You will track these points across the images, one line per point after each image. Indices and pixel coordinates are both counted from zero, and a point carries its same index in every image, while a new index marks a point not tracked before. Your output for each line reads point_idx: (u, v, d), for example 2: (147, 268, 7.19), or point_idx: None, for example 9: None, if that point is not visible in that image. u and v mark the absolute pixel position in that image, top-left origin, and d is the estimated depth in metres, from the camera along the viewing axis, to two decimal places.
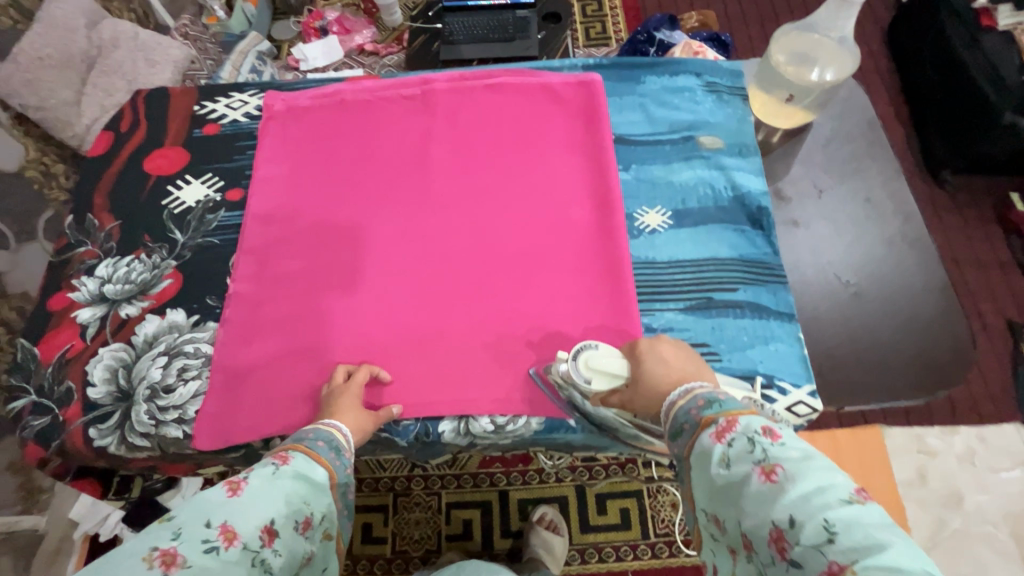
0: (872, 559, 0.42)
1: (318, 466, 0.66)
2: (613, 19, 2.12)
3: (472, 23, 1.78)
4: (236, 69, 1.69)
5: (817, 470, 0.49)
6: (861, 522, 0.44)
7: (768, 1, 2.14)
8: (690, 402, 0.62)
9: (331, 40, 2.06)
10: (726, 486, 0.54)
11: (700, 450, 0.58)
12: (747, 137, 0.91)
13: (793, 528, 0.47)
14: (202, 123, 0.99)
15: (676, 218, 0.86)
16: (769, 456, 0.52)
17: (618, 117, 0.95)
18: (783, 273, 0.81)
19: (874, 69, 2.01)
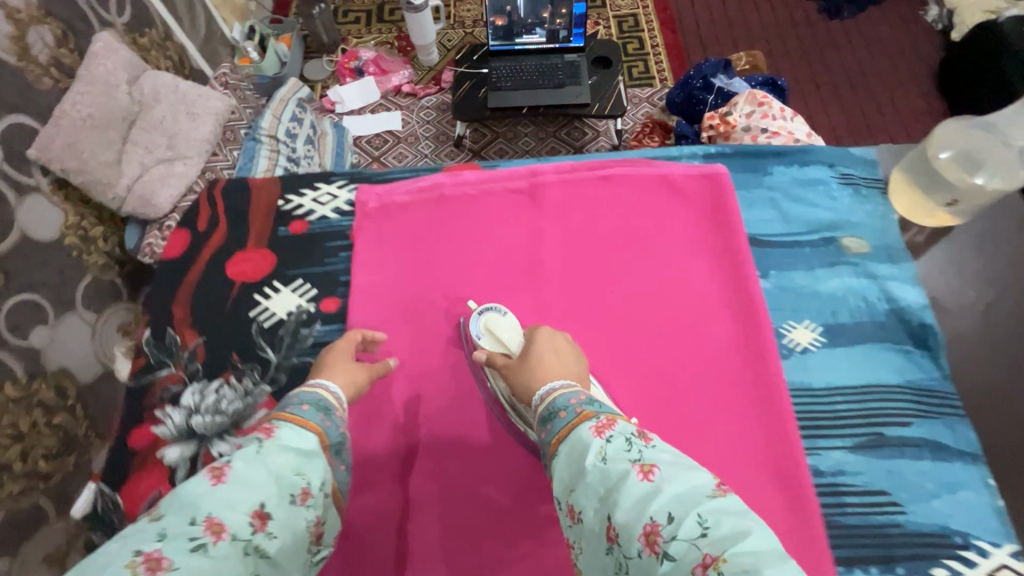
0: (738, 546, 0.50)
1: (307, 431, 0.70)
2: (656, 58, 2.07)
3: (520, 68, 1.72)
4: (276, 118, 1.63)
5: (681, 470, 0.58)
6: (725, 512, 0.53)
7: (813, 39, 2.10)
8: (573, 399, 0.71)
9: (367, 82, 2.00)
10: (597, 482, 0.60)
11: (581, 440, 0.64)
12: (891, 238, 1.07)
13: (671, 524, 0.53)
14: (289, 221, 1.06)
15: (830, 335, 0.96)
16: (644, 456, 0.60)
17: (753, 216, 1.08)
18: (958, 404, 0.90)
19: (926, 109, 1.96)
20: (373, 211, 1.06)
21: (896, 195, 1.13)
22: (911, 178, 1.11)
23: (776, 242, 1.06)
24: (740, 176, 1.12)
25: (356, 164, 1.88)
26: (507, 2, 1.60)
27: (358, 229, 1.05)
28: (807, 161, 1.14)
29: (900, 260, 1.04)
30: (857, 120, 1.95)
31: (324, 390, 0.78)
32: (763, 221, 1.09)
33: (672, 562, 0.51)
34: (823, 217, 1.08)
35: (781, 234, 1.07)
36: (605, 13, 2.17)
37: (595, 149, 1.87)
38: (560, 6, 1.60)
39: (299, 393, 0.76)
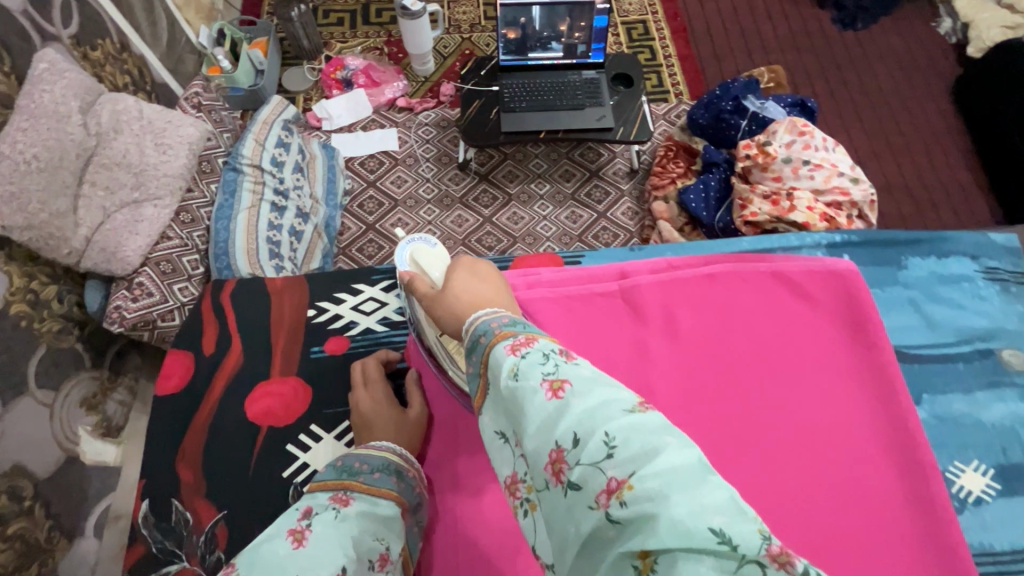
0: (648, 468, 0.38)
1: (380, 499, 0.61)
2: (669, 70, 1.94)
3: (533, 87, 1.57)
4: (260, 144, 1.44)
5: (602, 382, 0.43)
6: (641, 429, 0.39)
7: (828, 52, 2.02)
8: (493, 319, 0.52)
9: (357, 96, 1.80)
10: (507, 402, 0.45)
11: (491, 367, 0.48)
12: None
13: (575, 448, 0.40)
14: (325, 338, 0.89)
15: (1004, 478, 0.80)
16: (560, 369, 0.44)
17: (891, 321, 0.93)
18: None
19: (946, 129, 1.90)
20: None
21: None
22: None
23: (922, 355, 0.90)
24: (871, 271, 0.96)
25: (349, 191, 1.68)
26: (521, 14, 1.44)
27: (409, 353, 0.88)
28: (944, 252, 1.00)
29: None
30: (879, 140, 1.87)
31: (393, 453, 0.68)
32: (902, 327, 0.92)
33: (577, 490, 0.40)
34: (971, 324, 0.92)
35: (923, 344, 0.91)
36: (613, 19, 2.02)
37: (613, 173, 1.73)
38: (579, 19, 1.46)
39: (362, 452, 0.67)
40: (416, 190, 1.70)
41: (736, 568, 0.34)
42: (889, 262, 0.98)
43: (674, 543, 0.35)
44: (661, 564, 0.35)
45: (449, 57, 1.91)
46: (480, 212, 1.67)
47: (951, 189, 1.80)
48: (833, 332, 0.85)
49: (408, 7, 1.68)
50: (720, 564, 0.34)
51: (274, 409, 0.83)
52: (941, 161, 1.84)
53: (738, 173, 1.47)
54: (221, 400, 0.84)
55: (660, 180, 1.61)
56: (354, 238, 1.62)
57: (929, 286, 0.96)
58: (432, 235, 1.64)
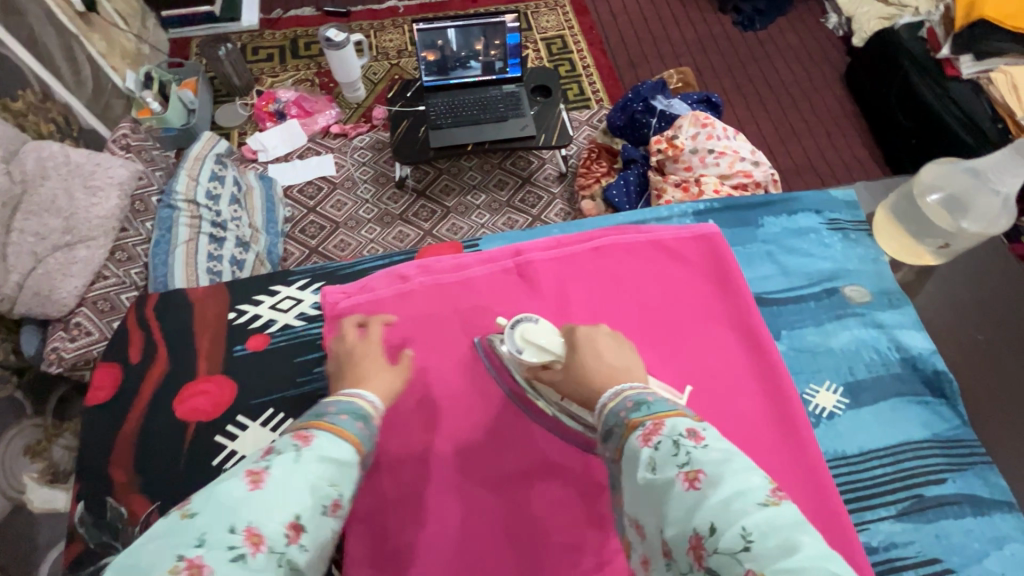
0: (785, 564, 0.42)
1: (343, 444, 0.57)
2: (589, 79, 2.07)
3: (458, 104, 1.66)
4: (193, 179, 1.48)
5: (733, 471, 0.49)
6: (776, 525, 0.44)
7: (731, 51, 2.19)
8: (619, 405, 0.59)
9: (291, 126, 1.86)
10: (648, 494, 0.51)
11: (627, 453, 0.54)
12: (887, 281, 1.03)
13: (712, 536, 0.45)
14: (247, 336, 0.93)
15: (851, 393, 0.91)
16: (693, 459, 0.50)
17: (752, 271, 1.03)
18: (982, 453, 0.88)
19: (841, 112, 2.09)
20: (342, 311, 0.91)
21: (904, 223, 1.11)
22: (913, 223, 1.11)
23: (777, 298, 1.00)
24: (729, 230, 1.07)
25: (290, 218, 1.72)
26: (438, 37, 1.54)
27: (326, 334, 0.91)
28: (792, 209, 1.10)
29: (900, 305, 1.00)
30: (785, 127, 2.04)
31: (367, 401, 0.64)
32: (761, 276, 1.03)
33: None
34: (821, 266, 1.04)
35: (782, 288, 1.02)
36: (532, 36, 2.15)
37: (544, 178, 1.83)
38: (493, 38, 1.57)
39: (339, 398, 0.63)
40: (355, 212, 1.75)
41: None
42: (743, 218, 1.09)
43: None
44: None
45: (379, 83, 1.99)
46: (420, 226, 1.74)
47: (852, 164, 1.98)
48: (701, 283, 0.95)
49: (332, 39, 1.75)
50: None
51: (204, 406, 0.86)
52: (840, 140, 2.02)
53: (654, 166, 1.59)
54: (150, 407, 0.87)
55: (586, 180, 1.72)
56: (298, 262, 1.66)
57: (783, 237, 1.07)
58: (376, 252, 1.69)
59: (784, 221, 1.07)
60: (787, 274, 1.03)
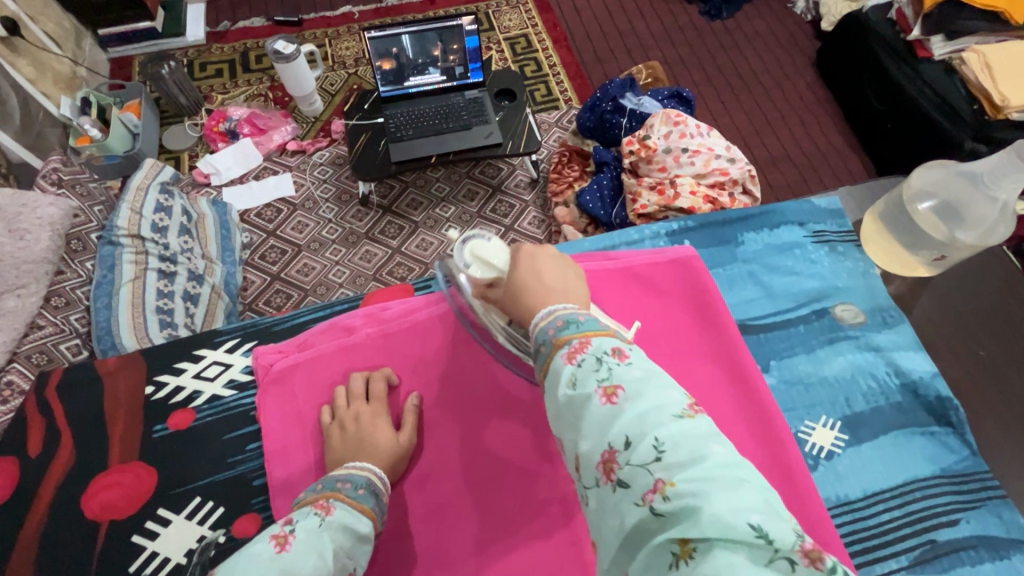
0: (690, 472, 0.43)
1: (362, 516, 0.61)
2: (556, 78, 1.99)
3: (419, 113, 1.57)
4: (136, 211, 1.37)
5: (652, 389, 0.49)
6: (688, 437, 0.45)
7: (700, 42, 2.14)
8: (548, 324, 0.57)
9: (244, 146, 1.76)
10: (567, 410, 0.51)
11: (550, 371, 0.53)
12: (879, 296, 0.97)
13: (626, 450, 0.46)
14: (168, 415, 0.86)
15: (850, 428, 0.86)
16: (613, 375, 0.50)
17: (738, 297, 0.97)
18: (993, 486, 0.83)
19: (814, 99, 2.04)
20: (279, 374, 0.86)
21: (896, 232, 1.05)
22: (904, 233, 1.04)
23: (766, 326, 0.94)
24: (709, 251, 1.01)
25: (248, 244, 1.62)
26: (392, 44, 1.45)
27: (261, 399, 0.85)
28: (774, 222, 1.05)
29: (896, 324, 0.94)
30: (758, 117, 1.99)
31: (375, 473, 0.67)
32: (747, 301, 0.97)
33: (627, 488, 0.45)
34: (809, 286, 0.98)
35: (769, 314, 0.96)
36: (495, 37, 2.07)
37: (515, 185, 1.75)
38: (451, 42, 1.48)
39: (344, 469, 0.66)
40: (318, 233, 1.66)
41: (769, 558, 0.38)
42: (726, 237, 1.03)
43: (714, 533, 0.39)
44: (701, 551, 0.40)
45: (337, 94, 1.90)
46: (388, 244, 1.65)
47: (828, 152, 1.93)
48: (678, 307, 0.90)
49: (281, 51, 1.65)
50: (754, 553, 0.39)
51: (116, 500, 0.80)
52: (815, 128, 1.98)
53: (627, 168, 1.53)
54: None
55: (558, 186, 1.65)
56: (259, 292, 1.56)
57: (768, 255, 1.01)
58: (342, 275, 1.60)
59: (766, 239, 1.01)
60: (776, 298, 0.97)
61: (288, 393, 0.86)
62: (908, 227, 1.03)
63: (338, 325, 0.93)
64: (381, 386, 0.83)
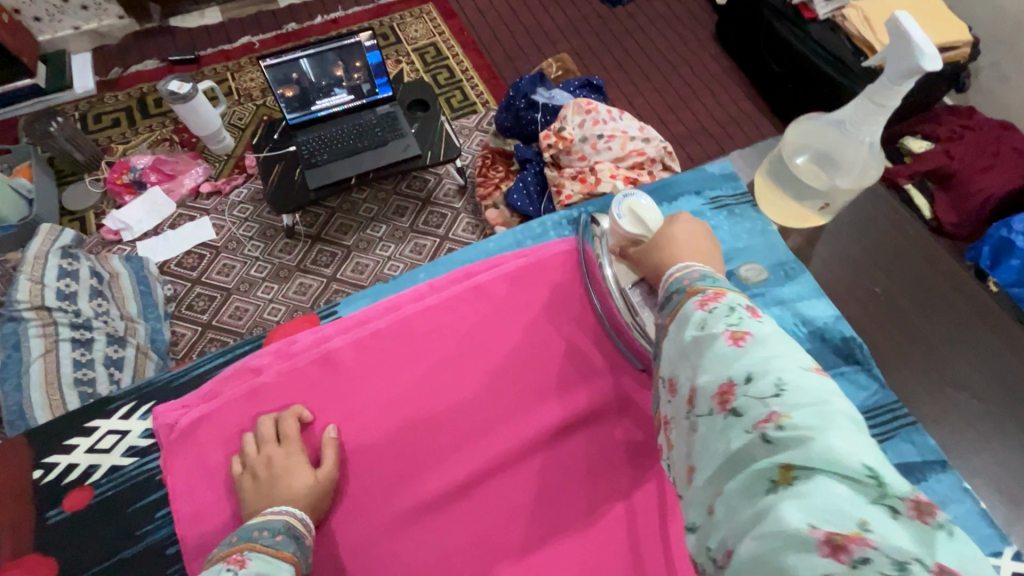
0: (814, 412, 0.40)
1: (281, 562, 0.60)
2: (470, 82, 1.99)
3: (332, 136, 1.53)
4: (38, 282, 1.29)
5: (780, 341, 0.47)
6: (812, 385, 0.43)
7: (606, 29, 2.19)
8: (685, 277, 0.57)
9: (153, 195, 1.67)
10: (693, 349, 0.50)
11: (681, 316, 0.53)
12: (779, 252, 1.01)
13: (746, 383, 0.44)
14: (61, 498, 0.86)
15: None
16: (744, 323, 0.48)
17: None
18: (907, 415, 0.87)
19: (721, 70, 2.12)
20: (185, 430, 0.83)
21: (786, 191, 1.04)
22: (793, 189, 1.02)
23: None
24: None
25: (173, 296, 1.54)
26: (291, 69, 1.42)
27: (167, 460, 0.82)
28: (673, 195, 1.08)
29: (797, 275, 0.98)
30: (671, 95, 2.05)
31: (290, 519, 0.69)
32: None
33: (738, 417, 0.43)
34: None
35: None
36: (403, 49, 2.06)
37: (443, 195, 1.74)
38: (352, 60, 1.46)
39: (254, 523, 0.66)
40: (246, 273, 1.59)
41: (875, 498, 0.37)
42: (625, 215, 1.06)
43: (822, 465, 0.38)
44: (803, 480, 0.38)
45: (247, 128, 1.83)
46: (322, 273, 1.61)
47: (740, 119, 2.01)
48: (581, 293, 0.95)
49: (176, 91, 1.57)
50: (858, 490, 0.37)
51: None
52: (725, 97, 2.06)
53: (549, 161, 1.54)
54: None
55: (485, 189, 1.65)
56: (191, 343, 1.48)
57: None
58: (278, 312, 1.54)
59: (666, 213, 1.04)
60: None
61: (196, 448, 0.83)
62: (794, 184, 1.01)
63: (249, 367, 0.89)
64: (293, 424, 0.82)
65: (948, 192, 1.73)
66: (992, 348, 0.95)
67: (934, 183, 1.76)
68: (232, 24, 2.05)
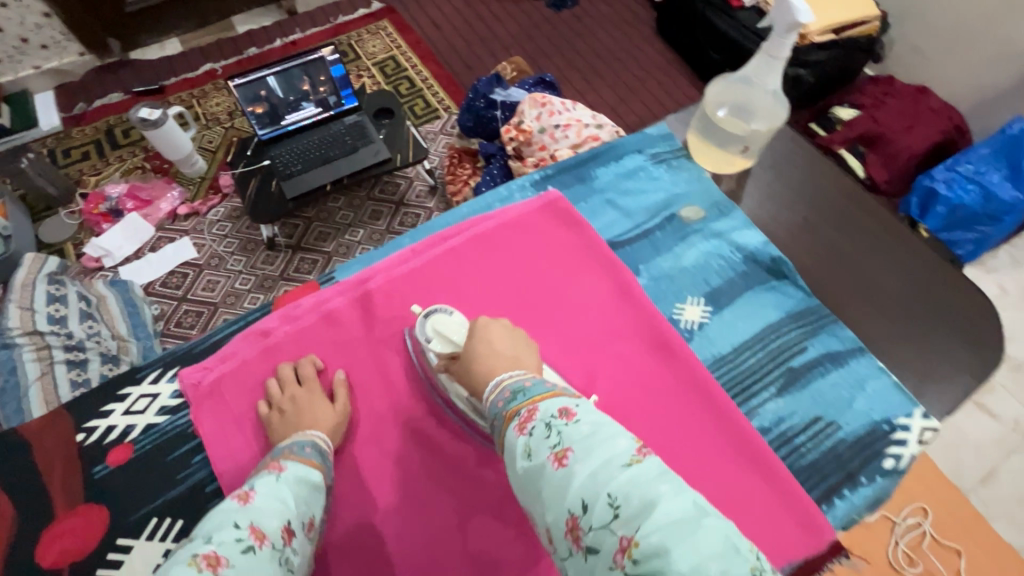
0: (649, 522, 0.48)
1: (311, 469, 0.75)
2: (431, 90, 2.10)
3: (304, 148, 1.61)
4: (29, 308, 1.34)
5: (598, 444, 0.57)
6: (637, 484, 0.51)
7: (554, 32, 2.32)
8: (498, 397, 0.71)
9: (132, 221, 1.71)
10: (530, 480, 0.60)
11: (507, 444, 0.64)
12: (714, 193, 1.12)
13: (585, 514, 0.53)
14: (107, 452, 0.88)
15: (712, 301, 1.00)
16: (562, 439, 0.59)
17: (600, 221, 1.10)
18: (827, 313, 0.99)
19: (664, 60, 2.27)
20: (210, 387, 0.90)
21: (711, 145, 1.16)
22: (717, 142, 1.15)
23: (627, 239, 1.07)
24: (571, 191, 1.13)
25: (160, 315, 1.58)
26: (259, 87, 1.49)
27: (195, 414, 0.89)
28: (618, 154, 1.18)
29: (730, 211, 1.09)
30: (620, 87, 2.19)
31: (319, 438, 0.81)
32: (609, 224, 1.10)
33: (596, 552, 0.51)
34: (657, 197, 1.12)
35: (629, 229, 1.09)
36: (363, 64, 2.15)
37: (415, 196, 1.82)
38: (317, 74, 1.55)
39: (294, 440, 0.80)
40: (231, 286, 1.65)
41: None
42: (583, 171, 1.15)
43: None
44: None
45: (218, 150, 1.89)
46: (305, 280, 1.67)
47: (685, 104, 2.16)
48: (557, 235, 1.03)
49: (147, 118, 1.62)
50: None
51: None
52: (670, 85, 2.21)
53: (512, 154, 1.64)
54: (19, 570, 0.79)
55: (455, 186, 1.75)
56: None
57: (618, 182, 1.14)
58: None
59: (615, 169, 1.14)
60: (636, 213, 1.10)
61: (222, 402, 0.90)
62: (720, 136, 1.14)
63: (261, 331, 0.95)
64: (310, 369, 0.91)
65: (877, 152, 1.88)
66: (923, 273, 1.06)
67: (864, 146, 1.91)
68: (193, 53, 2.11)
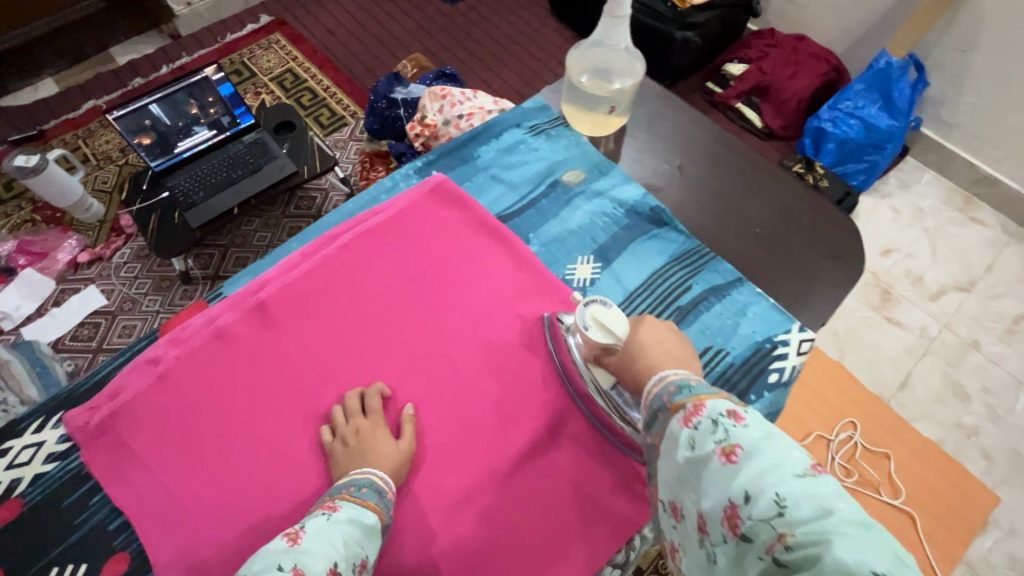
0: (822, 527, 0.44)
1: (367, 510, 0.65)
2: (334, 99, 2.05)
3: (204, 173, 1.55)
4: None
5: (770, 448, 0.52)
6: (808, 491, 0.47)
7: (452, 24, 2.32)
8: (663, 390, 0.65)
9: (28, 277, 1.59)
10: (689, 473, 0.56)
11: (669, 434, 0.59)
12: (593, 156, 1.15)
13: (746, 504, 0.49)
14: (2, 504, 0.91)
15: (602, 257, 1.03)
16: (730, 436, 0.54)
17: (488, 198, 1.10)
18: (705, 250, 1.04)
19: (564, 40, 2.32)
20: (100, 428, 0.76)
21: (579, 117, 1.20)
22: (584, 110, 1.19)
23: (516, 212, 1.08)
24: (456, 173, 1.12)
25: (74, 372, 1.49)
26: (143, 117, 1.39)
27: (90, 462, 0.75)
28: (496, 132, 1.18)
29: (609, 170, 1.13)
30: (524, 72, 2.22)
31: (378, 474, 0.71)
32: (497, 200, 1.10)
33: (750, 542, 0.48)
34: (539, 167, 1.13)
35: (517, 202, 1.09)
36: (260, 81, 2.08)
37: (333, 207, 1.79)
38: (204, 96, 1.47)
39: (352, 476, 0.70)
40: (149, 328, 1.57)
41: None
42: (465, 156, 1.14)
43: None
44: None
45: (114, 190, 1.79)
46: None
47: None
48: (450, 218, 0.98)
49: (24, 165, 1.50)
50: None
51: None
52: None
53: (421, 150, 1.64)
54: None
55: None
56: None
57: (500, 158, 1.14)
58: None
59: (495, 146, 1.15)
60: (521, 186, 1.11)
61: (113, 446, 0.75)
62: (585, 105, 1.18)
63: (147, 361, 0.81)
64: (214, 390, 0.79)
65: (770, 102, 2.01)
66: (807, 205, 1.14)
67: (757, 98, 2.04)
68: (71, 92, 1.98)
